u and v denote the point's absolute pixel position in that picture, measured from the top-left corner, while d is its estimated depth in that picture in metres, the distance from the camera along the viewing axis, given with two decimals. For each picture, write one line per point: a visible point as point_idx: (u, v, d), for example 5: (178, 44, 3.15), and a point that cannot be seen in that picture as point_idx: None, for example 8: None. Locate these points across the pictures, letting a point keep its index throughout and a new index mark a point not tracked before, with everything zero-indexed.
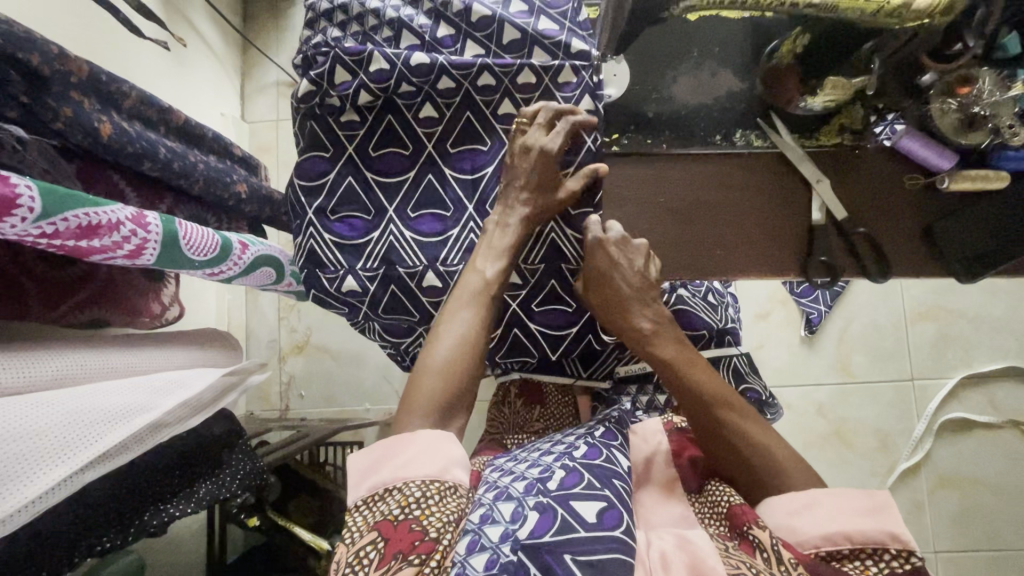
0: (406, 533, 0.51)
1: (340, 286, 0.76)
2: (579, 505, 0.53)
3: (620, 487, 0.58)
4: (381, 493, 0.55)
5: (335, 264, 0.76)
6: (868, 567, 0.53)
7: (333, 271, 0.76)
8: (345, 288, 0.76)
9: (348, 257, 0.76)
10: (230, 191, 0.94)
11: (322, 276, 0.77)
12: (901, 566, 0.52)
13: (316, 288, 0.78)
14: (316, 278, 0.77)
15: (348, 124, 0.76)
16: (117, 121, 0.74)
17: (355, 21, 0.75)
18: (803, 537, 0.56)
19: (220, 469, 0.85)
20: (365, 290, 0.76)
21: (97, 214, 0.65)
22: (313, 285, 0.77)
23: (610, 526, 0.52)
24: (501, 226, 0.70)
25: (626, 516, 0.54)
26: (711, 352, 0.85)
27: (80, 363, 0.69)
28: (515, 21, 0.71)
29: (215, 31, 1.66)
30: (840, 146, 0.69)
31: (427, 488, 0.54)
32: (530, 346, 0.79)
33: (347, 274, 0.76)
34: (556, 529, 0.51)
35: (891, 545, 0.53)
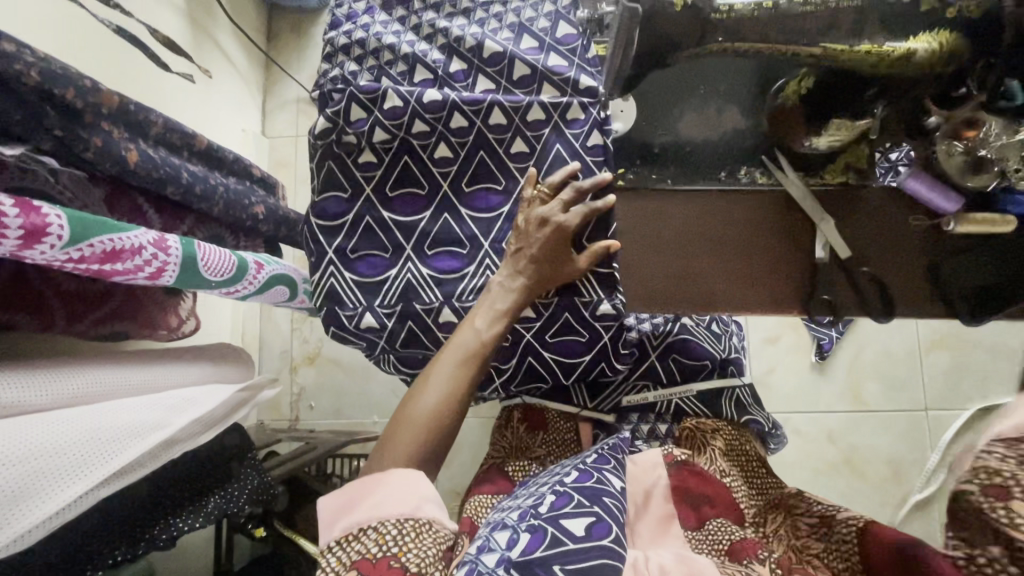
0: (384, 569, 0.55)
1: (358, 323, 0.78)
2: (567, 524, 0.58)
3: (610, 504, 0.63)
4: (355, 534, 0.59)
5: (355, 302, 0.79)
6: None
7: (352, 309, 0.78)
8: (363, 325, 0.78)
9: (369, 295, 0.78)
10: (247, 213, 0.98)
11: (341, 313, 0.79)
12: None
13: (336, 326, 0.80)
14: (336, 316, 0.79)
15: (365, 165, 0.78)
16: (144, 148, 0.77)
17: (371, 55, 0.80)
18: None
19: (231, 483, 0.87)
20: (383, 327, 0.78)
21: (121, 239, 0.68)
22: (333, 322, 0.79)
23: (599, 536, 0.58)
24: (506, 288, 0.71)
25: (614, 527, 0.60)
26: (714, 383, 0.85)
27: (98, 380, 0.72)
28: (526, 57, 0.77)
29: (237, 49, 1.72)
30: (845, 186, 0.69)
31: (402, 526, 0.58)
32: (545, 371, 0.82)
33: (366, 312, 0.78)
34: (546, 545, 0.56)
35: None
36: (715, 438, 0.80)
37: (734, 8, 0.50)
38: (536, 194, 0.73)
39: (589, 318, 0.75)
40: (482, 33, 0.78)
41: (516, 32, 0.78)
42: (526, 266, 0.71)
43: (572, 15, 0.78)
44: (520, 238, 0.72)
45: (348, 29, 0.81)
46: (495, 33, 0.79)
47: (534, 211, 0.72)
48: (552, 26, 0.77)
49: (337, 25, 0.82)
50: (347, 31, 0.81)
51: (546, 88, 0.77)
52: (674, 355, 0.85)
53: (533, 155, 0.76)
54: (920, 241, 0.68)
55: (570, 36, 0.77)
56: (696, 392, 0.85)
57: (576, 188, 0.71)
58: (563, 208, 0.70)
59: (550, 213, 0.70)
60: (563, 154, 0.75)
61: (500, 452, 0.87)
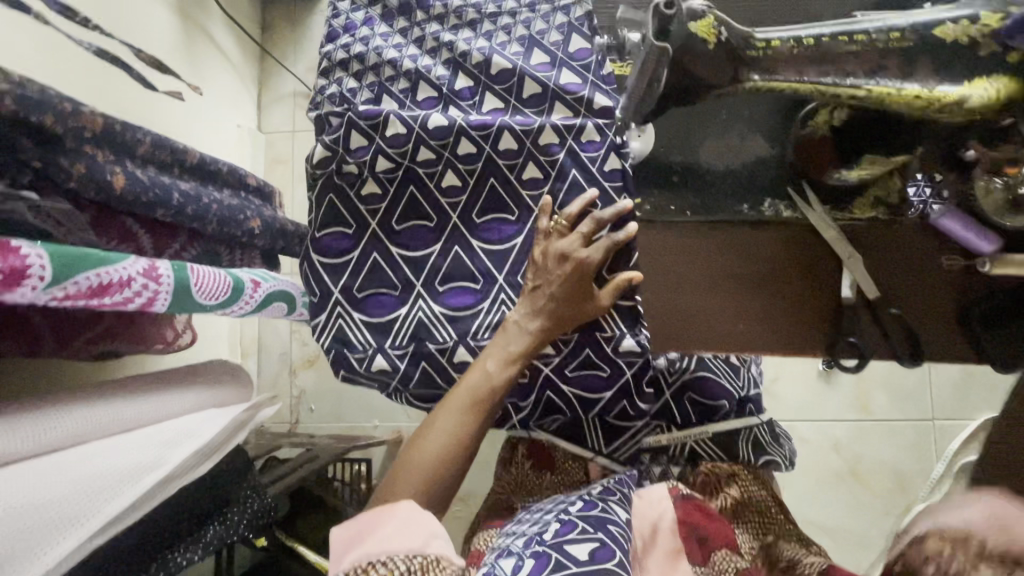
0: None
1: (369, 365, 0.77)
2: (570, 548, 0.62)
3: (614, 532, 0.65)
4: (363, 567, 0.56)
5: (363, 343, 0.77)
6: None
7: (362, 351, 0.77)
8: (375, 367, 0.77)
9: (377, 335, 0.77)
10: (242, 229, 0.93)
11: (350, 356, 0.77)
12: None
13: (345, 369, 0.78)
14: (345, 360, 0.77)
15: (370, 199, 0.77)
16: (130, 171, 0.72)
17: (372, 71, 0.78)
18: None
19: (230, 511, 0.88)
20: (395, 368, 0.77)
21: (108, 272, 0.65)
22: (342, 365, 0.78)
23: (600, 561, 0.60)
24: (522, 329, 0.70)
25: (619, 553, 0.62)
26: (731, 424, 0.84)
27: (89, 417, 0.69)
28: (536, 74, 0.74)
29: (230, 41, 1.65)
30: (875, 221, 0.66)
31: (411, 563, 0.56)
32: (564, 405, 0.81)
33: (376, 353, 0.77)
34: (550, 569, 0.59)
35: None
36: (730, 484, 0.79)
37: (771, 44, 0.46)
38: (553, 227, 0.71)
39: (611, 353, 0.74)
40: (489, 48, 0.76)
41: (525, 45, 0.76)
42: (548, 308, 0.70)
43: (586, 28, 0.75)
44: (538, 274, 0.71)
45: (346, 43, 0.79)
46: (504, 46, 0.76)
47: (551, 245, 0.71)
48: (564, 41, 0.75)
49: (334, 38, 0.79)
50: (345, 45, 0.79)
51: (558, 108, 0.74)
52: (689, 395, 0.83)
53: (548, 180, 0.74)
54: (951, 283, 0.65)
55: (584, 50, 0.74)
56: (712, 434, 0.84)
57: (596, 219, 0.68)
58: (583, 244, 0.69)
59: (569, 248, 0.69)
60: (579, 181, 0.73)
61: (505, 488, 0.90)
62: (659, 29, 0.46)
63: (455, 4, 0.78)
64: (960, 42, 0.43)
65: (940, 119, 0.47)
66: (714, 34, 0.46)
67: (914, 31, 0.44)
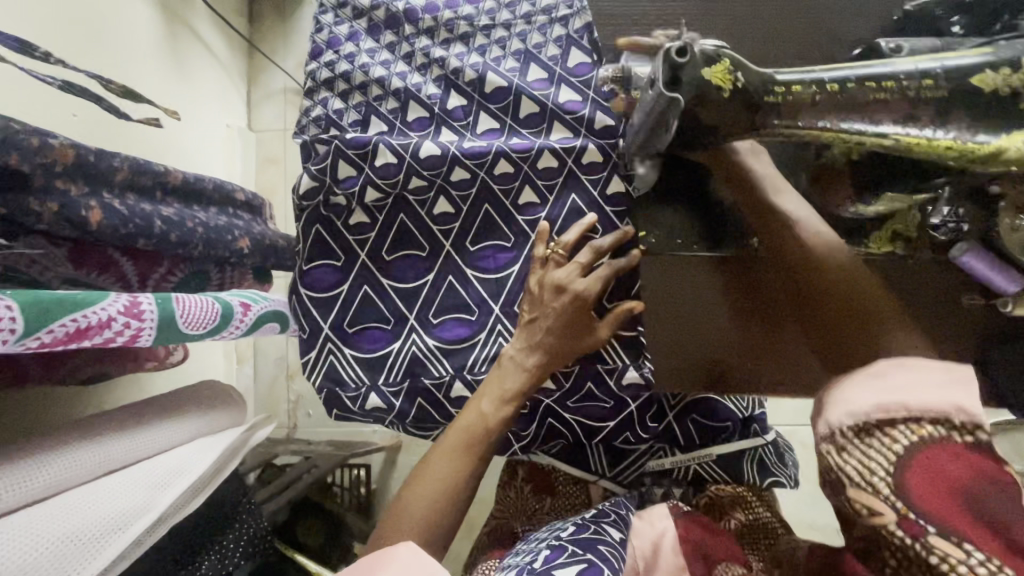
0: None
1: (364, 403, 0.76)
2: (559, 572, 0.57)
3: (606, 551, 0.63)
4: None
5: (356, 381, 0.76)
6: (922, 427, 0.47)
7: (355, 390, 0.76)
8: (369, 404, 0.76)
9: (370, 373, 0.76)
10: (231, 249, 0.89)
11: (344, 395, 0.76)
12: (964, 439, 0.46)
13: (339, 407, 0.77)
14: (338, 399, 0.77)
15: (359, 228, 0.75)
16: (108, 201, 0.69)
17: (358, 90, 0.74)
18: (853, 405, 0.50)
19: (224, 537, 0.90)
20: (391, 406, 0.76)
21: (87, 315, 0.62)
22: (335, 404, 0.77)
23: None
24: (518, 364, 0.67)
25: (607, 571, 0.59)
26: (735, 445, 0.80)
27: (73, 463, 0.68)
28: (533, 92, 0.71)
29: (217, 36, 1.59)
30: (892, 256, 0.63)
31: None
32: (564, 430, 0.80)
33: (370, 391, 0.76)
34: None
35: (957, 417, 0.46)
36: (734, 509, 0.78)
37: (791, 89, 0.43)
38: (550, 256, 0.68)
39: (614, 388, 0.73)
40: (483, 64, 0.72)
41: (521, 60, 0.72)
42: (546, 343, 0.66)
43: (585, 39, 0.71)
44: (534, 306, 0.67)
45: (330, 60, 0.75)
46: (499, 61, 0.72)
47: (548, 275, 0.67)
48: (563, 56, 0.71)
49: (318, 54, 0.76)
50: (329, 63, 0.75)
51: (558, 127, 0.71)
52: (693, 415, 0.80)
53: (545, 205, 0.72)
54: (969, 322, 0.62)
55: (584, 65, 0.71)
56: (717, 456, 0.80)
57: (594, 249, 0.66)
58: (581, 272, 0.66)
59: (567, 279, 0.65)
60: (580, 204, 0.71)
61: (506, 511, 0.89)
62: (668, 78, 0.44)
63: (447, 16, 0.73)
64: (1000, 93, 0.39)
65: (972, 168, 0.43)
66: (729, 80, 0.43)
67: (948, 77, 0.40)
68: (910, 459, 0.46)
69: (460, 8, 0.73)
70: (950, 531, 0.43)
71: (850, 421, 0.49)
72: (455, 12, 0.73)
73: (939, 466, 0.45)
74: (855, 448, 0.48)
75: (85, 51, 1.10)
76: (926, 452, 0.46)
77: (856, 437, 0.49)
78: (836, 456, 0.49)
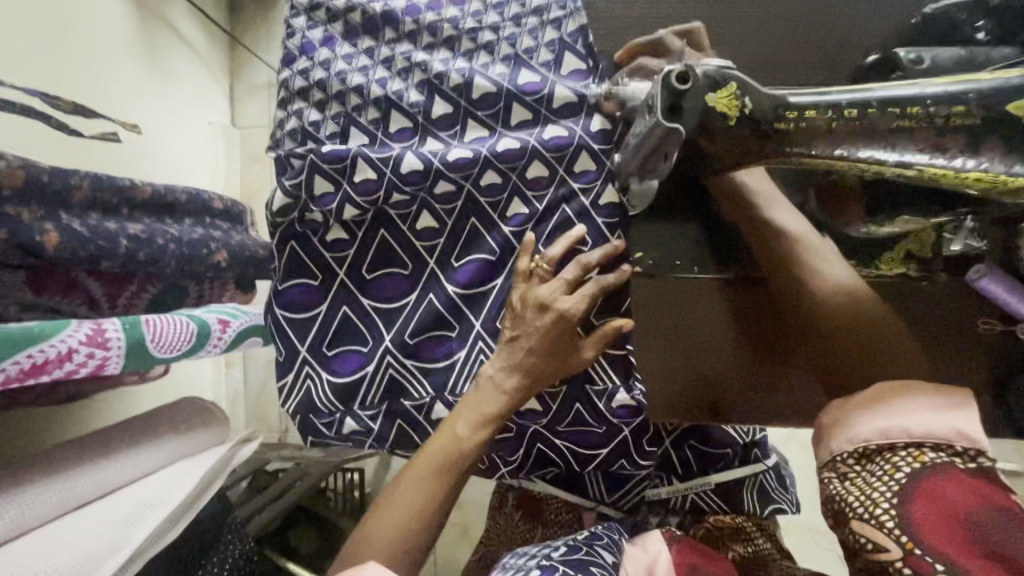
0: None
1: (339, 429, 0.72)
2: None
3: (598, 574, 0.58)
4: None
5: (329, 408, 0.72)
6: (923, 453, 0.45)
7: (329, 416, 0.72)
8: (345, 430, 0.71)
9: (344, 399, 0.71)
10: (208, 263, 0.85)
11: (318, 422, 0.72)
12: (967, 465, 0.44)
13: (314, 434, 0.73)
14: (311, 425, 0.72)
15: (335, 245, 0.71)
16: (65, 223, 0.65)
17: (335, 100, 0.69)
18: (853, 432, 0.48)
19: (209, 559, 0.87)
20: (368, 430, 0.71)
21: (45, 349, 0.58)
22: (310, 431, 0.73)
23: None
24: (496, 385, 0.61)
25: None
26: (736, 473, 0.78)
27: (35, 501, 0.65)
28: (525, 98, 0.65)
29: (196, 30, 1.52)
30: (905, 278, 0.59)
31: None
32: (556, 458, 0.72)
33: (345, 416, 0.71)
34: None
35: (959, 442, 0.45)
36: (736, 541, 0.72)
37: (805, 113, 0.40)
38: (535, 270, 0.63)
39: (605, 410, 0.66)
40: (470, 68, 0.66)
41: (511, 66, 0.66)
42: (526, 363, 0.61)
43: (578, 44, 0.65)
44: (515, 323, 0.61)
45: (304, 67, 0.70)
46: (487, 67, 0.67)
47: (531, 290, 0.61)
48: (555, 61, 0.65)
49: (291, 61, 0.71)
50: (303, 70, 0.70)
51: (553, 128, 0.65)
52: (693, 441, 0.78)
53: (532, 216, 0.67)
54: (989, 349, 0.59)
55: (578, 72, 0.65)
56: (716, 484, 0.77)
57: (581, 263, 0.61)
58: (566, 289, 0.60)
59: (550, 297, 0.60)
60: (571, 219, 0.66)
61: (493, 541, 0.88)
62: (669, 107, 0.41)
63: (429, 19, 0.68)
64: None
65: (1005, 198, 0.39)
66: (736, 106, 0.41)
67: (982, 104, 0.36)
68: (912, 487, 0.44)
69: (443, 10, 0.68)
70: (957, 566, 0.40)
71: (851, 448, 0.48)
72: (438, 15, 0.68)
73: (943, 494, 0.43)
74: (857, 475, 0.47)
75: (53, 51, 1.03)
76: (928, 479, 0.44)
77: (856, 464, 0.48)
78: (837, 483, 0.48)
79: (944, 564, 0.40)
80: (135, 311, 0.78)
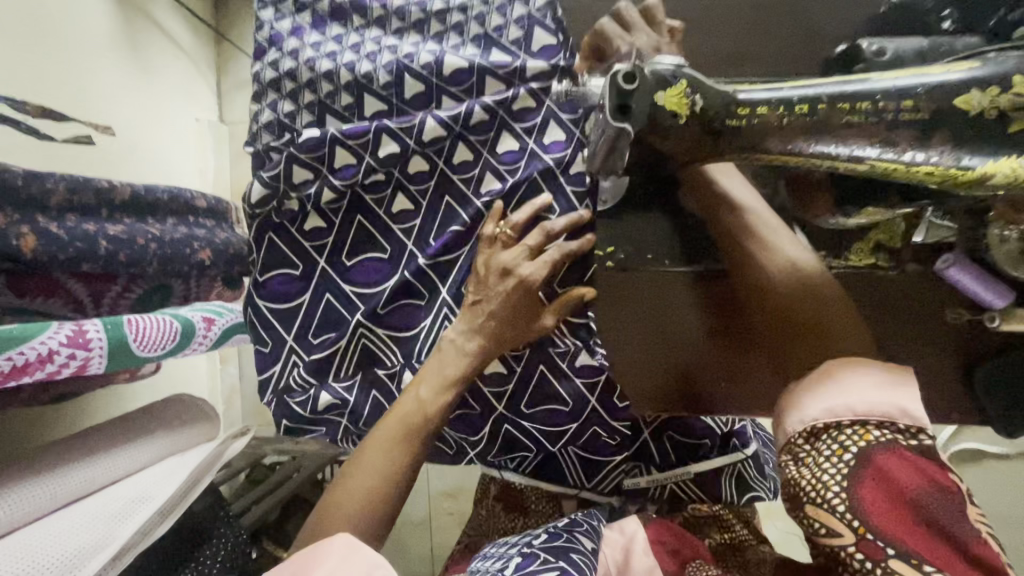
0: None
1: (315, 405, 0.72)
2: None
3: (578, 560, 0.59)
4: None
5: (303, 386, 0.73)
6: (868, 431, 0.45)
7: (302, 394, 0.73)
8: (321, 405, 0.72)
9: (318, 374, 0.73)
10: (191, 262, 0.85)
11: (292, 402, 0.73)
12: (908, 443, 0.45)
13: (288, 418, 0.74)
14: (287, 407, 0.73)
15: (314, 234, 0.72)
16: (42, 227, 0.65)
17: (307, 89, 0.70)
18: (802, 413, 0.49)
19: (201, 552, 0.89)
20: (344, 403, 0.71)
21: (23, 352, 0.58)
22: (285, 413, 0.74)
23: None
24: (459, 349, 0.63)
25: None
26: (713, 463, 0.79)
27: (27, 499, 0.66)
28: (497, 70, 0.66)
29: (181, 25, 1.51)
30: (874, 269, 0.59)
31: None
32: (525, 442, 0.73)
33: (319, 390, 0.72)
34: None
35: (901, 420, 0.45)
36: (713, 529, 0.74)
37: (757, 110, 0.42)
38: (498, 233, 0.64)
39: (567, 371, 0.68)
40: (440, 49, 0.67)
41: (482, 45, 0.67)
42: (490, 328, 0.62)
43: (548, 18, 0.66)
44: (478, 288, 0.63)
45: (274, 59, 0.71)
46: (458, 49, 0.68)
47: (495, 255, 0.63)
48: (526, 37, 0.66)
49: (262, 54, 0.72)
50: (273, 62, 0.71)
51: (523, 96, 0.65)
52: (670, 432, 0.78)
53: (502, 190, 0.67)
54: (956, 339, 0.59)
55: (549, 48, 0.66)
56: (696, 473, 0.78)
57: (547, 230, 0.62)
58: (529, 255, 0.62)
59: (514, 263, 0.61)
60: (540, 185, 0.66)
61: (480, 529, 0.88)
62: (616, 106, 0.44)
63: (397, 4, 0.69)
64: (987, 116, 0.37)
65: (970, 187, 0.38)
66: (687, 104, 0.44)
67: (930, 98, 0.38)
68: (860, 471, 0.44)
69: None
70: (904, 548, 0.41)
71: (800, 427, 0.48)
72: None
73: (889, 475, 0.43)
74: (808, 456, 0.47)
75: (33, 51, 1.02)
76: (872, 461, 0.44)
77: (806, 442, 0.48)
78: (793, 467, 0.48)
79: (894, 548, 0.41)
80: (121, 311, 0.78)
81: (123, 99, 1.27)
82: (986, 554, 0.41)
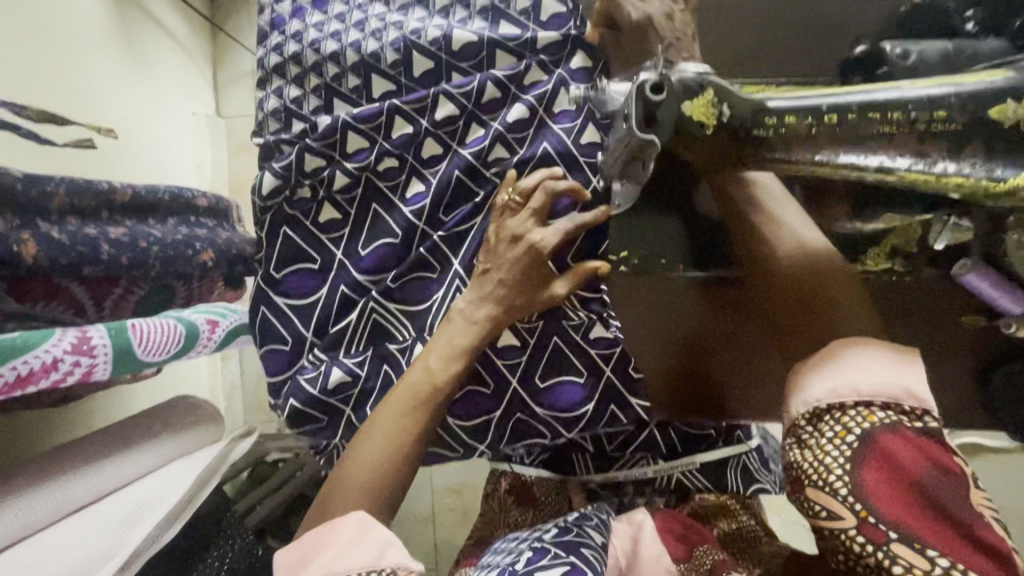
0: None
1: (326, 382, 0.69)
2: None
3: (588, 555, 0.59)
4: None
5: (315, 362, 0.72)
6: (872, 413, 0.45)
7: (314, 369, 0.71)
8: (333, 382, 0.69)
9: (330, 349, 0.72)
10: (194, 263, 0.84)
11: (303, 378, 0.71)
12: (912, 424, 0.44)
13: (294, 395, 0.71)
14: (297, 385, 0.71)
15: (330, 227, 0.72)
16: (43, 231, 0.64)
17: (312, 73, 0.71)
18: (806, 394, 0.48)
19: (208, 554, 0.89)
20: (356, 377, 0.70)
21: (29, 360, 0.57)
22: (293, 393, 0.71)
23: None
24: (467, 319, 0.62)
25: None
26: (719, 454, 0.79)
27: (27, 511, 0.64)
28: (506, 43, 0.67)
29: (175, 17, 1.47)
30: (890, 274, 0.57)
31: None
32: (540, 427, 0.73)
33: (330, 365, 0.71)
34: None
35: (906, 402, 0.45)
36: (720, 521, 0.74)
37: (785, 120, 0.42)
38: (507, 203, 0.64)
39: (579, 342, 0.71)
40: (448, 24, 0.68)
41: (489, 17, 0.68)
42: (497, 316, 0.62)
43: None
44: (489, 257, 0.63)
45: (278, 43, 0.73)
46: (464, 22, 0.68)
47: (506, 224, 0.63)
48: (535, 7, 0.67)
49: (266, 40, 0.73)
50: (277, 46, 0.72)
51: (534, 70, 0.66)
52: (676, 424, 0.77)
53: (514, 159, 0.67)
54: (971, 341, 0.59)
55: (558, 17, 0.66)
56: (700, 464, 0.78)
57: (549, 190, 0.61)
58: (539, 223, 0.62)
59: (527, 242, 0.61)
60: (552, 158, 0.66)
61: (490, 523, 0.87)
62: (643, 116, 0.44)
63: None
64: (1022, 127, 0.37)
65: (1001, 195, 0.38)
66: (712, 115, 0.43)
67: (964, 109, 0.38)
68: (863, 453, 0.43)
69: None
70: (905, 530, 0.41)
71: (802, 410, 0.47)
72: None
73: (892, 456, 0.43)
74: (810, 438, 0.46)
75: (28, 46, 1.00)
76: (877, 443, 0.43)
77: (809, 424, 0.47)
78: (796, 450, 0.47)
79: (896, 530, 0.41)
80: (123, 315, 0.77)
81: (120, 93, 1.25)
82: (989, 538, 0.41)
